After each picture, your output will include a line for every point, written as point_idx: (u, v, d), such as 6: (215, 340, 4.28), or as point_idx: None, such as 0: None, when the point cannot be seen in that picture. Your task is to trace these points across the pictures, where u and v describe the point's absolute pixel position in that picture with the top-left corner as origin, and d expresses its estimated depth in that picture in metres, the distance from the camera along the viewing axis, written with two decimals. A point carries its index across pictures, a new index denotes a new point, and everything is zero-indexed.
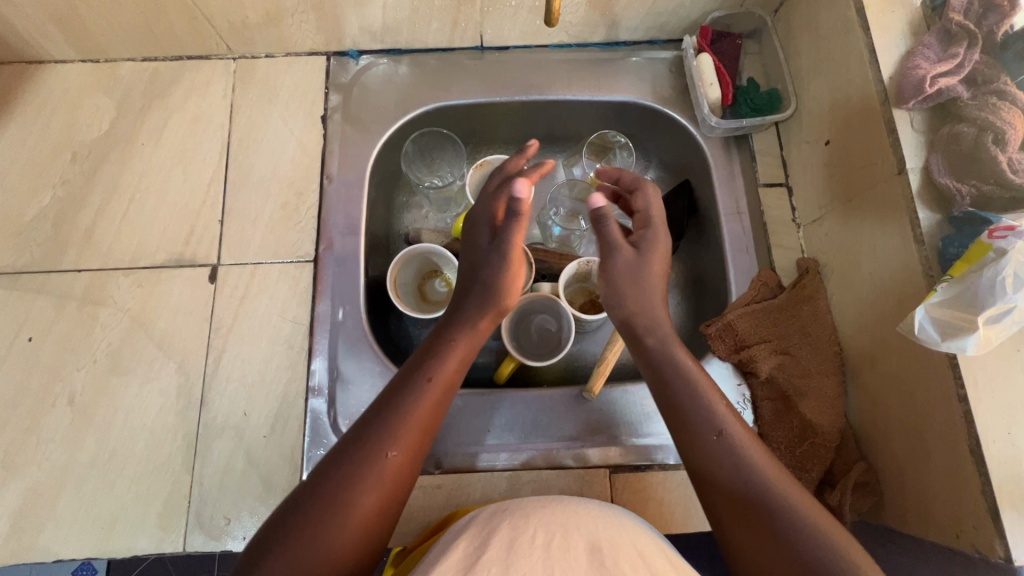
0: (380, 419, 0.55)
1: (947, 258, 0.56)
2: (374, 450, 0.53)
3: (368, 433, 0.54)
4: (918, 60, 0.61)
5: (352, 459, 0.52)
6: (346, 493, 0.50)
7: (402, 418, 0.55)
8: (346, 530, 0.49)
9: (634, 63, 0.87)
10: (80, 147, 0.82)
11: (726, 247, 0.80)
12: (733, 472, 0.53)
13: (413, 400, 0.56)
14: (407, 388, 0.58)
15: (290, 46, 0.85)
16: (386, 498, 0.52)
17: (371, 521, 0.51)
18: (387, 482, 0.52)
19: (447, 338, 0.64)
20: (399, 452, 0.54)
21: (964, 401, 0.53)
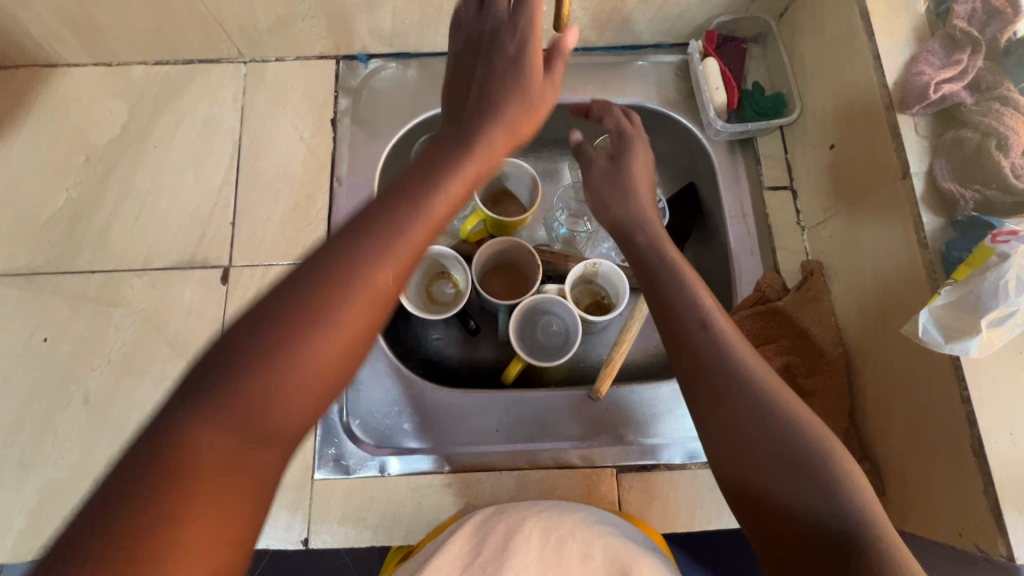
0: (355, 232, 0.39)
1: (950, 262, 0.57)
2: (352, 258, 0.38)
3: (343, 253, 0.38)
4: (922, 66, 0.62)
5: (319, 278, 0.37)
6: (307, 324, 0.36)
7: (394, 233, 0.39)
8: (305, 382, 0.35)
9: (640, 66, 0.88)
10: (93, 150, 0.83)
11: (732, 250, 0.81)
12: (744, 392, 0.47)
13: (405, 221, 0.40)
14: (404, 207, 0.41)
15: (300, 49, 0.86)
16: (362, 321, 0.37)
17: (342, 357, 0.37)
18: (368, 293, 0.37)
19: (457, 158, 0.48)
20: (389, 268, 0.38)
21: (967, 402, 0.54)
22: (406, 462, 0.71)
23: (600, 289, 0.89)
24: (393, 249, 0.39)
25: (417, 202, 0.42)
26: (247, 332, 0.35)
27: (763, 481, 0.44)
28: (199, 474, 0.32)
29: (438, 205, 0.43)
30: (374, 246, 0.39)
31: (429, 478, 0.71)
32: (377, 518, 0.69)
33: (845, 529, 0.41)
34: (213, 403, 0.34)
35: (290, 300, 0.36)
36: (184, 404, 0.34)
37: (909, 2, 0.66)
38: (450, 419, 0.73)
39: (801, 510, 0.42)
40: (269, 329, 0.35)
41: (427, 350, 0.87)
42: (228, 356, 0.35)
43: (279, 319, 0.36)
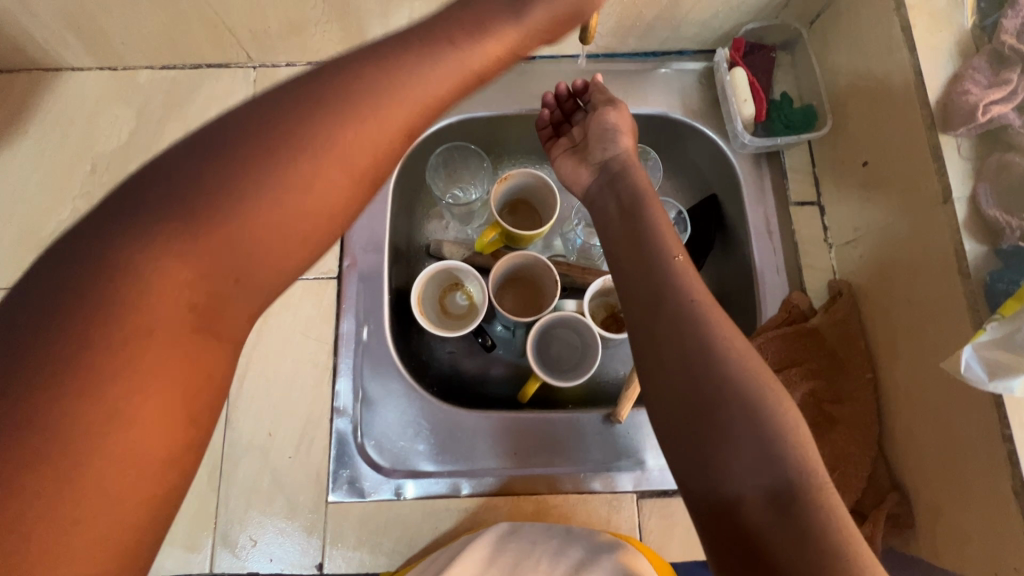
0: (315, 93, 0.40)
1: (994, 294, 0.55)
2: (299, 125, 0.39)
3: (300, 116, 0.40)
4: (967, 85, 0.59)
5: (282, 132, 0.39)
6: (266, 161, 0.38)
7: (370, 112, 0.41)
8: (275, 215, 0.38)
9: (663, 74, 0.85)
10: (100, 158, 0.81)
11: (757, 268, 0.78)
12: (698, 354, 0.45)
13: (376, 108, 0.41)
14: (377, 79, 0.42)
15: (311, 54, 0.83)
16: (338, 193, 0.40)
17: (319, 216, 0.40)
18: (344, 162, 0.40)
19: (439, 41, 0.45)
20: (353, 142, 0.40)
21: (1009, 441, 0.52)
22: (422, 486, 0.70)
23: (617, 302, 0.87)
24: (362, 134, 0.41)
25: (382, 88, 0.42)
26: (180, 169, 0.37)
27: (713, 457, 0.42)
28: (154, 332, 0.35)
29: (410, 103, 0.43)
30: (336, 121, 0.40)
31: (446, 501, 0.70)
32: (394, 542, 0.68)
33: (795, 509, 0.39)
34: (162, 221, 0.36)
35: (246, 141, 0.38)
36: (137, 220, 0.36)
37: (953, 14, 0.63)
38: (465, 441, 0.72)
39: (750, 485, 0.41)
40: (216, 166, 0.37)
41: (439, 366, 0.84)
42: (138, 195, 0.37)
43: (227, 163, 0.38)
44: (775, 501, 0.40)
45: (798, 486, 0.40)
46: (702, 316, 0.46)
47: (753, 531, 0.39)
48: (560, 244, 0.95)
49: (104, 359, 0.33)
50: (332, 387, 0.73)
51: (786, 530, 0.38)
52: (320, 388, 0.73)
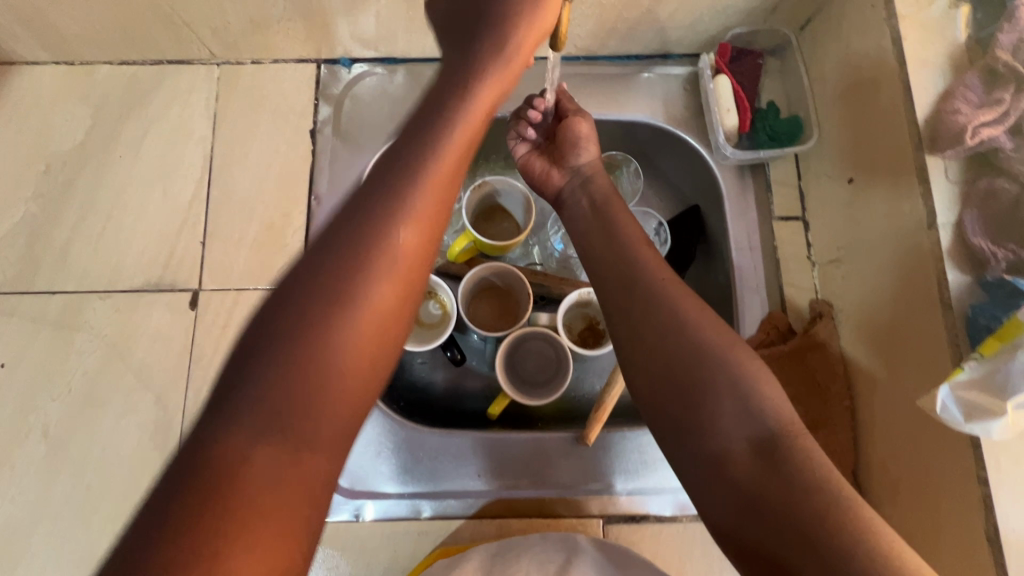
0: (333, 253, 0.40)
1: (976, 328, 0.52)
2: (336, 288, 0.39)
3: (336, 275, 0.39)
4: (958, 104, 0.55)
5: (320, 299, 0.39)
6: (316, 336, 0.38)
7: (387, 249, 0.41)
8: (335, 384, 0.38)
9: (646, 79, 0.81)
10: (54, 158, 0.77)
11: (736, 285, 0.75)
12: (672, 330, 0.50)
13: (388, 243, 0.41)
14: (383, 208, 0.42)
15: (277, 52, 0.79)
16: (380, 341, 0.40)
17: (370, 367, 0.40)
18: (379, 308, 0.40)
19: (444, 121, 0.47)
20: (385, 290, 0.40)
21: (984, 484, 0.50)
22: (383, 507, 0.68)
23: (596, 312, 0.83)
24: (383, 276, 0.40)
25: (390, 222, 0.41)
26: (247, 362, 0.37)
27: (700, 421, 0.47)
28: (249, 464, 0.35)
29: (411, 223, 0.42)
30: (365, 275, 0.40)
31: (406, 524, 0.68)
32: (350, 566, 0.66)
33: (779, 456, 0.44)
34: (251, 413, 0.36)
35: (294, 320, 0.38)
36: (224, 417, 0.36)
37: (948, 26, 0.60)
38: (429, 460, 0.70)
39: (738, 441, 0.46)
40: (277, 353, 0.37)
41: (409, 377, 0.81)
42: (228, 391, 0.37)
43: (286, 339, 0.37)
44: (761, 451, 0.45)
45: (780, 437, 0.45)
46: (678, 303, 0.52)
47: (746, 481, 0.44)
48: (538, 251, 0.90)
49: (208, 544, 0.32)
50: None
51: (774, 476, 0.43)
52: None
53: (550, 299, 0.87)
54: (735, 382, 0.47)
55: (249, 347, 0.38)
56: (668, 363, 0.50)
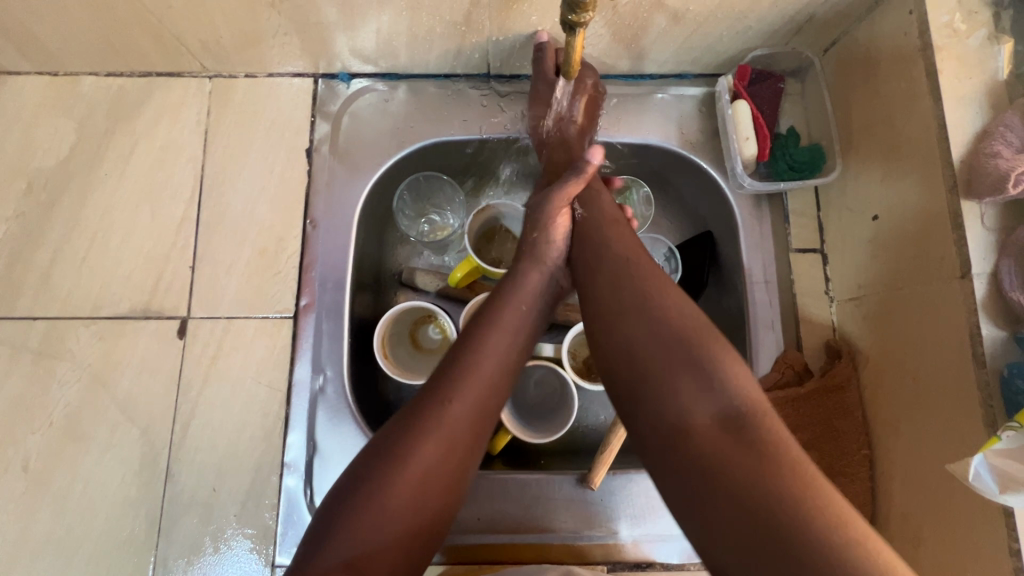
0: (405, 425, 0.48)
1: (1011, 389, 0.49)
2: (404, 457, 0.46)
3: (402, 448, 0.47)
4: (998, 147, 0.52)
5: (391, 465, 0.46)
6: (386, 500, 0.45)
7: (450, 419, 0.48)
8: (396, 535, 0.45)
9: (659, 100, 0.77)
10: (36, 175, 0.73)
11: (750, 320, 0.71)
12: (644, 309, 0.50)
13: (450, 412, 0.48)
14: (449, 386, 0.49)
15: (272, 66, 0.75)
16: (436, 497, 0.47)
17: (425, 523, 0.47)
18: (435, 474, 0.47)
19: (512, 297, 0.56)
20: (442, 458, 0.47)
21: (1016, 556, 0.47)
22: None
23: None
24: (439, 446, 0.47)
25: (452, 398, 0.49)
26: (332, 513, 0.45)
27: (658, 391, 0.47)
28: None
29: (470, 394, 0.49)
30: (432, 445, 0.47)
31: None
32: None
33: (742, 433, 0.44)
34: (325, 557, 0.43)
35: (366, 489, 0.45)
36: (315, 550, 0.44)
37: (987, 59, 0.56)
38: None
39: (702, 414, 0.45)
40: (353, 508, 0.45)
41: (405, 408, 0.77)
42: (317, 533, 0.45)
43: (364, 504, 0.45)
44: (724, 421, 0.44)
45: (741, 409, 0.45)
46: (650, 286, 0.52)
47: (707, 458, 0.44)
48: None
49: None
50: (283, 440, 0.67)
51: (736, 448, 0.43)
52: (270, 441, 0.67)
53: (554, 324, 0.83)
54: (703, 360, 0.47)
55: (336, 497, 0.46)
56: (638, 343, 0.49)
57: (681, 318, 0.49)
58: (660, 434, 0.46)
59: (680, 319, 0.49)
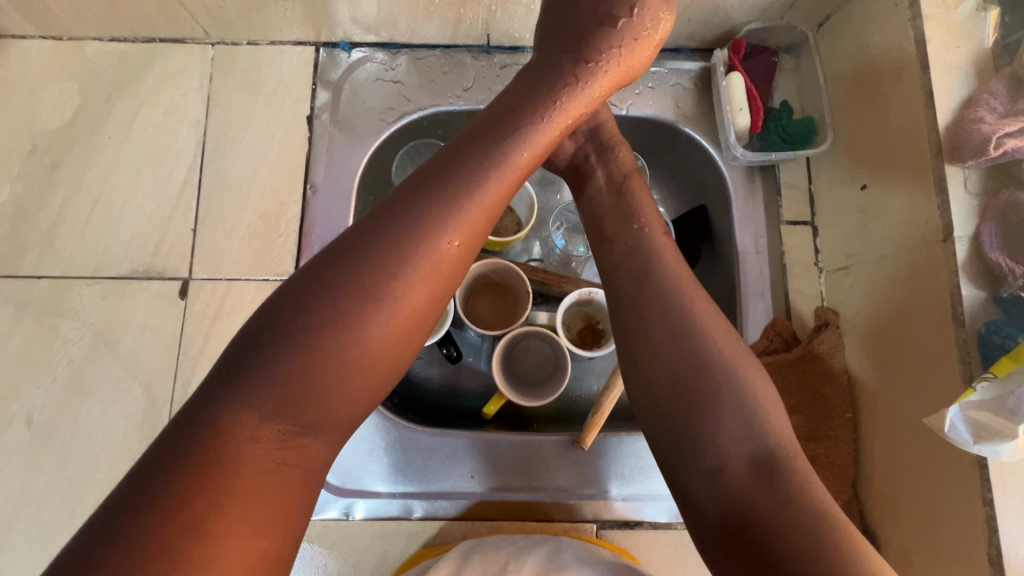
0: (377, 259, 0.42)
1: (989, 346, 0.51)
2: (370, 292, 0.41)
3: (369, 268, 0.42)
4: (982, 112, 0.53)
5: (354, 300, 0.41)
6: (341, 337, 0.41)
7: (429, 257, 0.43)
8: (347, 388, 0.41)
9: (655, 74, 0.78)
10: (41, 138, 0.74)
11: (740, 289, 0.73)
12: (677, 336, 0.49)
13: (431, 251, 0.43)
14: (430, 223, 0.43)
15: (275, 33, 0.76)
16: (398, 352, 0.43)
17: (382, 378, 0.43)
18: (405, 322, 0.42)
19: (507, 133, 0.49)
20: (420, 292, 0.43)
21: (989, 505, 0.49)
22: (374, 507, 0.67)
23: (596, 312, 0.80)
24: (411, 294, 0.42)
25: (434, 234, 0.43)
26: (270, 346, 0.40)
27: (695, 433, 0.46)
28: (256, 436, 0.39)
29: (453, 240, 0.44)
30: (404, 283, 0.42)
31: (396, 523, 0.67)
32: (337, 566, 0.65)
33: (774, 477, 0.43)
34: (263, 390, 0.40)
35: (322, 318, 0.41)
36: (246, 377, 0.40)
37: (974, 29, 0.57)
38: (423, 460, 0.68)
39: (733, 457, 0.44)
40: (306, 345, 0.40)
41: (403, 372, 0.79)
42: (254, 353, 0.40)
43: (320, 337, 0.40)
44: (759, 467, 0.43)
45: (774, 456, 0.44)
46: (688, 310, 0.49)
47: (742, 496, 0.43)
48: (538, 246, 0.86)
49: (225, 487, 0.37)
50: None
51: (771, 493, 0.42)
52: None
53: (549, 296, 0.84)
54: (739, 414, 0.45)
55: (284, 323, 0.41)
56: (670, 363, 0.48)
57: (718, 349, 0.48)
58: (682, 475, 0.46)
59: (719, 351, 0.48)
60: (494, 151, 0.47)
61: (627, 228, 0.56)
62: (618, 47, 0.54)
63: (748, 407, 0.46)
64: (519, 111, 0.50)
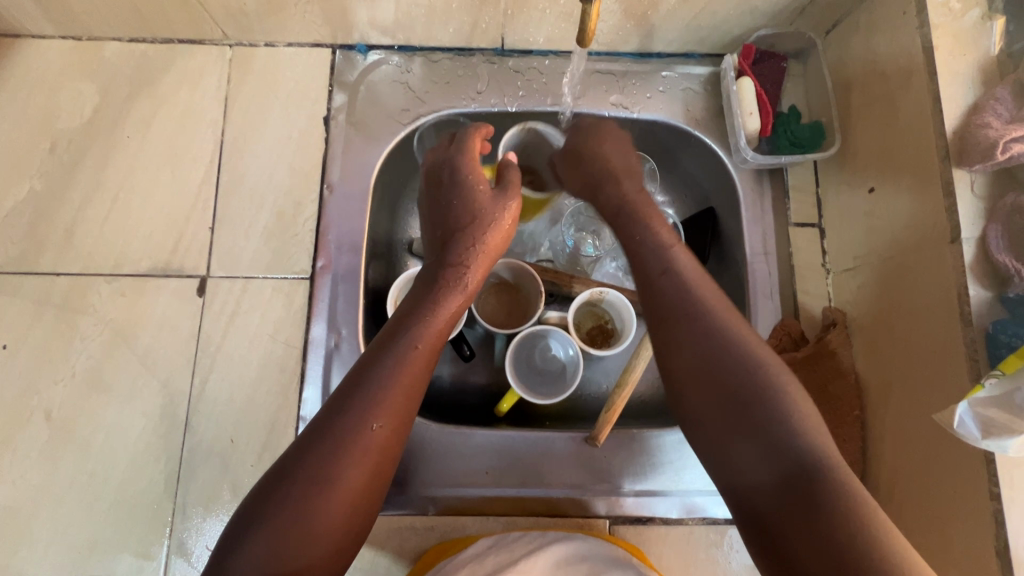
0: (318, 452, 0.47)
1: (996, 345, 0.52)
2: (313, 482, 0.46)
3: (315, 459, 0.47)
4: (988, 117, 0.55)
5: (304, 488, 0.45)
6: (296, 525, 0.44)
7: (361, 444, 0.48)
8: (308, 567, 0.45)
9: (666, 78, 0.79)
10: (60, 137, 0.75)
11: (750, 289, 0.74)
12: (712, 351, 0.50)
13: (361, 440, 0.48)
14: (360, 411, 0.49)
15: (292, 35, 0.77)
16: (347, 530, 0.47)
17: (338, 555, 0.47)
18: (351, 500, 0.47)
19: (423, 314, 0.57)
20: (360, 474, 0.47)
21: (997, 500, 0.50)
22: (391, 503, 0.68)
23: (606, 312, 0.81)
24: (350, 477, 0.47)
25: (364, 420, 0.48)
26: (243, 539, 0.44)
27: (738, 425, 0.47)
28: None
29: (382, 419, 0.49)
30: (343, 469, 0.47)
31: (413, 519, 0.69)
32: (355, 560, 0.67)
33: (814, 490, 0.42)
34: (244, 569, 0.43)
35: (278, 509, 0.45)
36: (225, 568, 0.43)
37: (980, 37, 0.59)
38: (438, 457, 0.69)
39: (768, 477, 0.45)
40: (265, 531, 0.44)
41: None
42: (230, 545, 0.44)
43: (280, 523, 0.44)
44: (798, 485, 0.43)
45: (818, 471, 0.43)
46: (722, 318, 0.52)
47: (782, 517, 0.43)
48: (547, 245, 0.86)
49: None
50: (299, 395, 0.70)
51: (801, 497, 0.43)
52: (287, 396, 0.70)
53: (558, 295, 0.84)
54: (772, 431, 0.46)
55: (248, 518, 0.45)
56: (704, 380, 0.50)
57: (754, 353, 0.50)
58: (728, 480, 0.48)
59: (756, 362, 0.49)
60: (412, 335, 0.55)
61: (659, 248, 0.59)
62: (484, 222, 0.65)
63: (787, 421, 0.46)
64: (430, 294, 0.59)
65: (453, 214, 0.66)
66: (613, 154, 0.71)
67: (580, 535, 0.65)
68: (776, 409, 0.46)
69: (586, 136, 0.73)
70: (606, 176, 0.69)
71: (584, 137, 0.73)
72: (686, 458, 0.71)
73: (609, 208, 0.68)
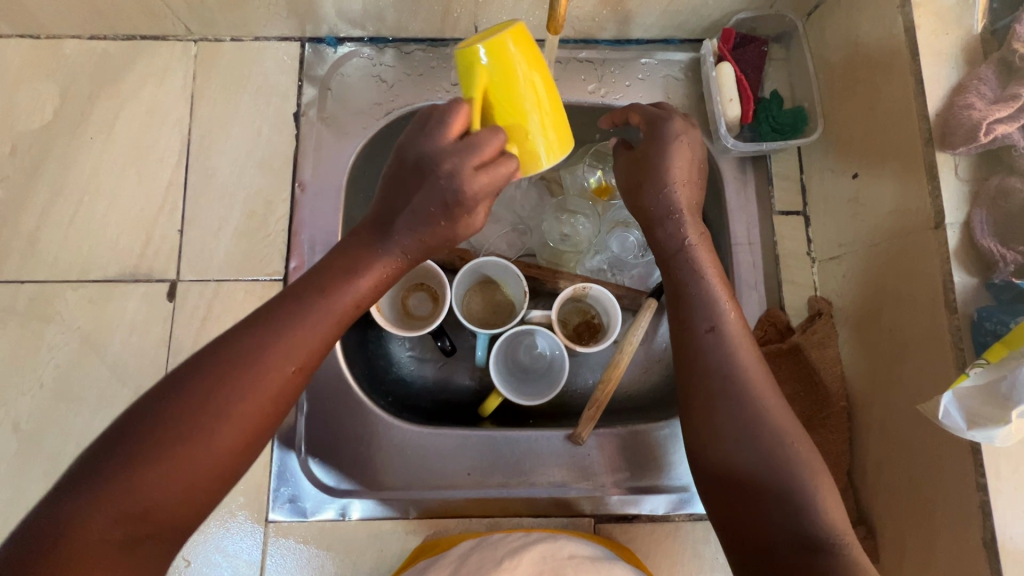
0: (211, 379, 0.43)
1: (981, 332, 0.51)
2: (205, 411, 0.42)
3: (212, 385, 0.43)
4: (972, 98, 0.53)
5: (191, 415, 0.42)
6: (176, 453, 0.41)
7: (262, 381, 0.45)
8: (177, 500, 0.41)
9: (645, 65, 0.77)
10: (20, 140, 0.73)
11: (735, 281, 0.72)
12: (739, 420, 0.49)
13: (262, 376, 0.45)
14: (267, 351, 0.45)
15: (259, 29, 0.75)
16: (231, 470, 0.44)
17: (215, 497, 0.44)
18: (239, 436, 0.43)
19: (355, 265, 0.51)
20: (255, 413, 0.44)
21: (984, 490, 0.49)
22: (370, 508, 0.67)
23: (591, 306, 0.79)
24: (243, 411, 0.44)
25: (269, 359, 0.45)
26: (112, 462, 0.40)
27: (763, 491, 0.47)
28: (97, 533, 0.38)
29: (289, 363, 0.46)
30: (235, 402, 0.43)
31: (393, 524, 0.68)
32: (338, 566, 0.67)
33: (819, 557, 0.44)
34: (101, 494, 0.39)
35: (160, 431, 0.41)
36: (88, 493, 0.39)
37: (963, 15, 0.57)
38: (414, 457, 0.68)
39: (778, 532, 0.46)
40: (133, 463, 0.40)
41: (397, 372, 0.78)
42: (98, 461, 0.40)
43: (158, 458, 0.40)
44: (802, 542, 0.45)
45: (818, 535, 0.45)
46: (747, 383, 0.51)
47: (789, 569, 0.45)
48: (531, 240, 0.84)
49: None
50: None
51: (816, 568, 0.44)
52: None
53: (541, 292, 0.83)
54: (789, 494, 0.46)
55: (124, 441, 0.41)
56: (730, 440, 0.49)
57: (776, 421, 0.49)
58: (744, 537, 0.47)
59: (775, 419, 0.49)
60: (333, 288, 0.50)
61: (710, 306, 0.54)
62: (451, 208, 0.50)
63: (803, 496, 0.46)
64: (363, 240, 0.52)
65: (426, 189, 0.50)
66: (681, 171, 0.59)
67: (565, 535, 0.64)
68: (793, 473, 0.47)
69: (659, 139, 0.60)
70: (669, 210, 0.59)
71: (665, 145, 0.60)
72: (674, 455, 0.69)
73: (667, 248, 0.59)
